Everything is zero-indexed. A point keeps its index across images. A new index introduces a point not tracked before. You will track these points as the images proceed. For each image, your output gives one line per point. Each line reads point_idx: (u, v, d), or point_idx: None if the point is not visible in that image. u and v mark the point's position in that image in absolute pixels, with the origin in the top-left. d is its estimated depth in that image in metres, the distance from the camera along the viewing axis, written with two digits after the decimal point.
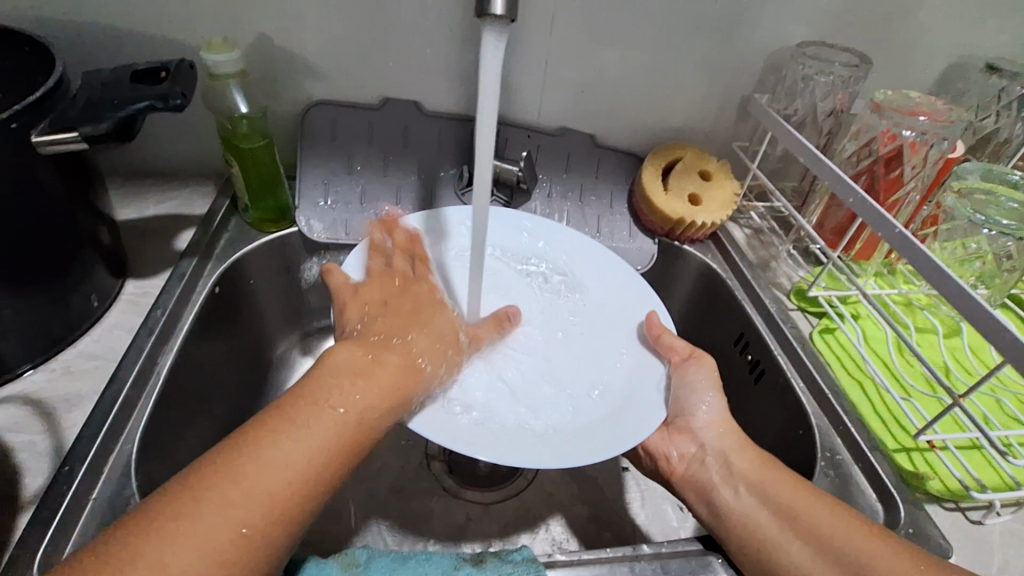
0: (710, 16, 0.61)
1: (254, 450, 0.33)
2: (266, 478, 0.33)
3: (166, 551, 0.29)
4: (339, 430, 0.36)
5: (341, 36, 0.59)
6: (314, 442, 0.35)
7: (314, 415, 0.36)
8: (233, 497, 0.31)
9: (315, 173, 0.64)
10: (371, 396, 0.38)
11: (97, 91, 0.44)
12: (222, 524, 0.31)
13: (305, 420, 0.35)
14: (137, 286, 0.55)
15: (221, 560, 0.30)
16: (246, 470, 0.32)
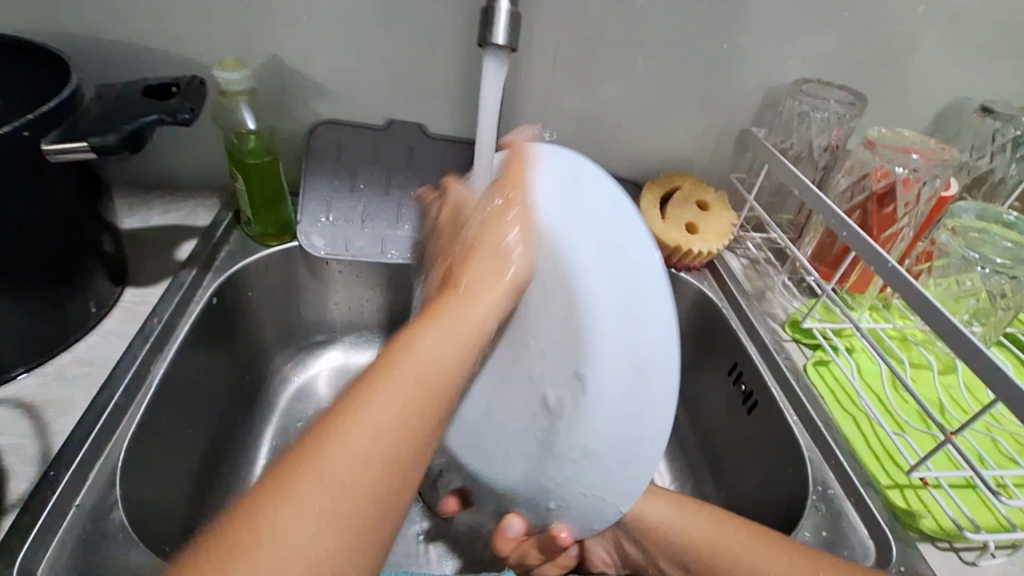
0: (708, 51, 0.63)
1: (350, 424, 0.32)
2: (382, 418, 0.33)
3: (347, 443, 0.31)
4: (471, 339, 0.38)
5: (351, 60, 0.61)
6: (394, 410, 0.33)
7: (458, 321, 0.38)
8: (367, 429, 0.32)
9: (320, 190, 0.65)
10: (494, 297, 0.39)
11: (108, 104, 0.45)
12: (368, 445, 0.31)
13: (416, 349, 0.36)
14: (136, 294, 0.56)
15: (375, 456, 0.31)
16: (367, 412, 0.33)
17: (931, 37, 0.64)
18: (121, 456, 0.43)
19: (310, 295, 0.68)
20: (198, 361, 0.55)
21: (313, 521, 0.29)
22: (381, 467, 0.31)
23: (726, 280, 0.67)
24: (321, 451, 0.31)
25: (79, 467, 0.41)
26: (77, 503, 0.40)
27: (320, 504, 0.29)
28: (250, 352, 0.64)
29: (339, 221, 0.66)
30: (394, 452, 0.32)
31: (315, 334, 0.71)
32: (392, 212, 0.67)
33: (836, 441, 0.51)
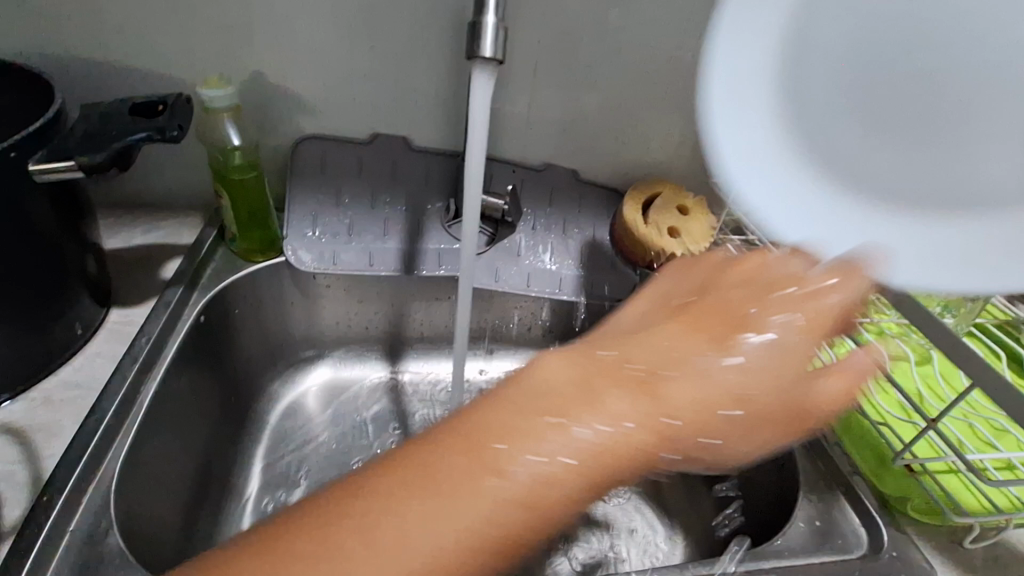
0: (684, 62, 0.66)
1: (426, 498, 0.30)
2: (465, 510, 0.30)
3: (401, 524, 0.29)
4: (540, 483, 0.31)
5: (333, 75, 0.62)
6: (485, 510, 0.30)
7: (527, 435, 0.31)
8: (434, 513, 0.29)
9: (305, 205, 0.65)
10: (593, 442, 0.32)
11: (95, 124, 0.45)
12: (428, 539, 0.29)
13: (468, 475, 0.30)
14: (122, 314, 0.55)
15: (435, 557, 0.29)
16: (445, 487, 0.30)
17: None
18: (114, 478, 0.42)
19: (297, 311, 0.68)
20: (188, 379, 0.54)
21: (422, 529, 0.29)
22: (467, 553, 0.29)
23: None
24: (382, 515, 0.30)
25: (71, 491, 0.41)
26: (71, 528, 0.39)
27: (436, 543, 0.29)
28: (237, 371, 0.63)
29: (325, 235, 0.65)
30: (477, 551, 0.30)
31: (303, 350, 0.70)
32: (378, 225, 0.67)
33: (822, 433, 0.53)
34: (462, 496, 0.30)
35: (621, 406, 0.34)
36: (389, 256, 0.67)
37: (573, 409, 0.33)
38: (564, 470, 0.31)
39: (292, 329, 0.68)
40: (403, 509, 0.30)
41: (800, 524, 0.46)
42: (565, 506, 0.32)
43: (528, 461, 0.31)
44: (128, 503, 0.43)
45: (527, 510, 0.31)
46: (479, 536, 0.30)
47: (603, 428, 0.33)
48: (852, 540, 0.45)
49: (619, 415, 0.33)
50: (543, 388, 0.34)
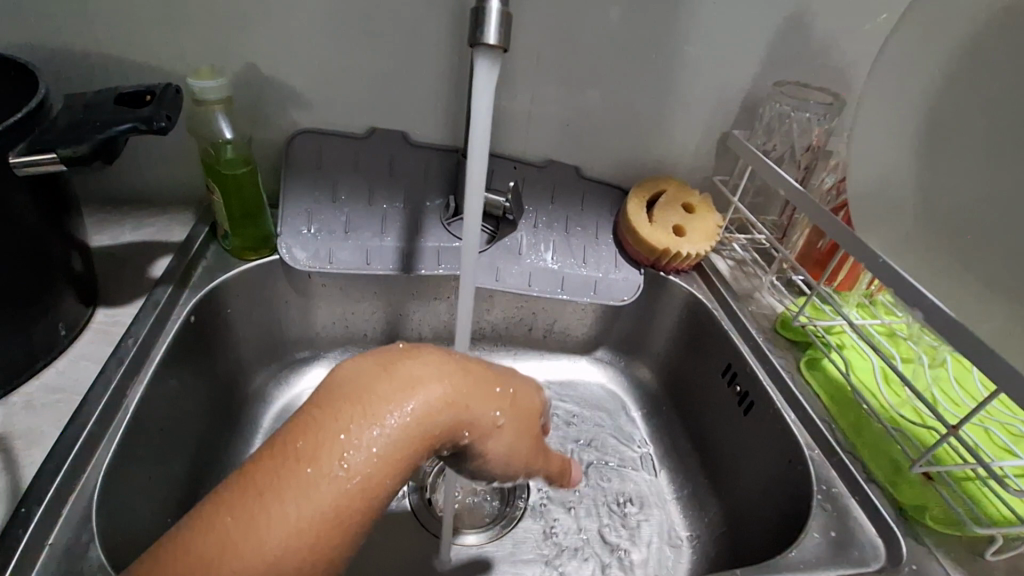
0: (690, 56, 0.64)
1: (273, 513, 0.28)
2: (265, 532, 0.27)
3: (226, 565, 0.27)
4: (342, 492, 0.29)
5: (329, 66, 0.60)
6: (285, 528, 0.28)
7: (321, 450, 0.29)
8: (242, 545, 0.27)
9: (300, 201, 0.63)
10: (386, 451, 0.30)
11: (78, 114, 0.42)
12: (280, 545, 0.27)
13: (328, 472, 0.29)
14: (108, 314, 0.53)
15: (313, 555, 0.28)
16: (271, 511, 0.28)
17: None
18: (97, 488, 0.40)
19: (292, 311, 0.66)
20: (177, 382, 0.52)
21: (280, 537, 0.27)
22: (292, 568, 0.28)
23: (713, 281, 0.68)
24: (265, 523, 0.28)
25: (51, 502, 0.39)
26: (50, 541, 0.37)
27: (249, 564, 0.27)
28: (230, 373, 0.61)
29: (321, 232, 0.63)
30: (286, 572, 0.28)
31: (297, 351, 0.68)
32: (375, 223, 0.65)
33: (835, 439, 0.52)
34: (280, 495, 0.28)
35: (434, 391, 0.33)
36: (386, 254, 0.65)
37: (378, 393, 0.32)
38: (378, 456, 0.30)
39: (287, 330, 0.67)
40: (267, 525, 0.28)
41: (816, 535, 0.45)
42: (378, 497, 0.30)
43: (349, 453, 0.30)
44: (112, 513, 0.41)
45: (352, 496, 0.29)
46: (320, 518, 0.28)
47: (420, 411, 0.32)
48: (869, 552, 0.44)
49: (421, 395, 0.32)
50: (343, 383, 0.32)
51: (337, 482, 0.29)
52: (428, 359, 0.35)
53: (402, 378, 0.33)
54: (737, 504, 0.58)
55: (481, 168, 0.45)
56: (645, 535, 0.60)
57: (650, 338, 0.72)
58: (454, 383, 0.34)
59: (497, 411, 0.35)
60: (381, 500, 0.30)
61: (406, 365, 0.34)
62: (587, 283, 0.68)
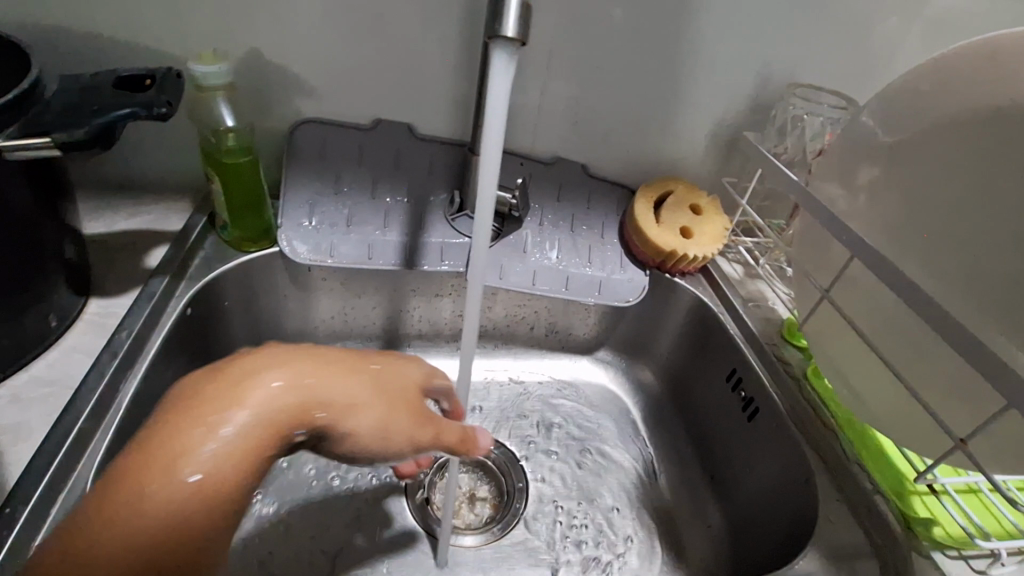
0: (703, 55, 0.62)
1: (113, 527, 0.26)
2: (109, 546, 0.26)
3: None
4: (185, 493, 0.27)
5: (334, 55, 0.58)
6: (126, 539, 0.26)
7: (155, 456, 0.28)
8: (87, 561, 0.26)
9: (300, 193, 0.62)
10: (229, 445, 0.29)
11: (74, 97, 0.41)
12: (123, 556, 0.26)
13: (164, 479, 0.27)
14: (101, 305, 0.51)
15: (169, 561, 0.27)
16: (112, 528, 0.26)
17: (910, 47, 0.65)
18: (89, 487, 0.39)
19: (290, 304, 0.64)
20: (172, 376, 0.51)
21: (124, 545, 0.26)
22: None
23: (720, 284, 0.67)
24: (106, 537, 0.26)
25: (41, 501, 0.37)
26: (39, 541, 0.36)
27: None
28: (227, 367, 0.60)
29: (322, 225, 0.62)
30: None
31: (295, 345, 0.67)
32: (378, 217, 0.63)
33: (842, 448, 0.51)
34: (119, 507, 0.27)
35: (277, 380, 0.31)
36: (389, 249, 0.63)
37: (216, 391, 0.30)
38: (219, 452, 0.28)
39: (285, 323, 0.65)
40: (106, 540, 0.26)
41: (822, 545, 0.45)
42: (235, 492, 0.29)
43: (186, 455, 0.28)
44: None
45: (198, 496, 0.28)
46: (180, 521, 0.27)
47: (262, 400, 0.30)
48: (874, 562, 0.44)
49: (264, 385, 0.31)
50: (183, 390, 0.31)
51: (173, 485, 0.27)
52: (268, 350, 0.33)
53: (237, 377, 0.31)
54: (740, 511, 0.57)
55: (495, 163, 0.43)
56: (646, 539, 0.59)
57: (653, 340, 0.71)
58: (301, 369, 0.32)
59: (355, 388, 0.33)
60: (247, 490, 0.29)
61: (246, 361, 0.32)
62: (591, 282, 0.67)
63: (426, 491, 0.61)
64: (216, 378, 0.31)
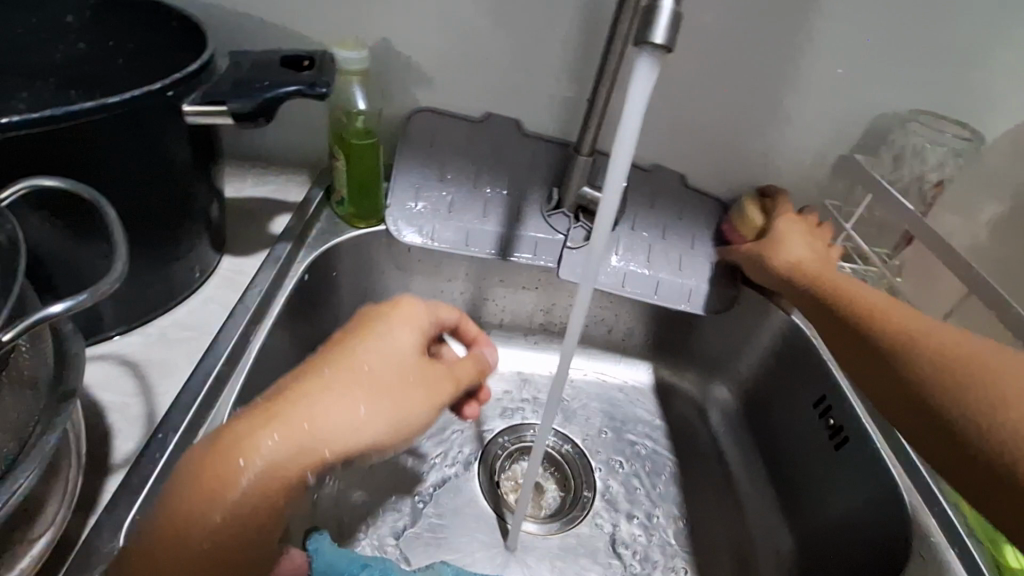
0: (822, 74, 0.62)
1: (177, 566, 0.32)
2: None
3: None
4: (231, 533, 0.33)
5: (459, 49, 0.61)
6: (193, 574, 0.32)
7: (199, 514, 0.33)
8: None
9: (409, 178, 0.65)
10: (258, 494, 0.34)
11: (245, 71, 0.45)
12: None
13: (208, 526, 0.33)
14: (232, 263, 0.55)
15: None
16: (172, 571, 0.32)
17: None
18: (222, 425, 0.43)
19: (388, 281, 0.68)
20: (287, 335, 0.55)
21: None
22: None
23: None
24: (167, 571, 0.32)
25: (185, 431, 0.42)
26: None
27: None
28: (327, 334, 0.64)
29: (427, 210, 0.65)
30: None
31: None
32: (479, 207, 0.66)
33: (941, 491, 0.49)
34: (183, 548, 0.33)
35: (271, 440, 0.35)
36: (486, 239, 0.66)
37: (227, 458, 0.34)
38: (248, 499, 0.34)
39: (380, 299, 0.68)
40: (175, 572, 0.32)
41: None
42: (275, 520, 0.35)
43: (216, 507, 0.33)
44: None
45: (239, 538, 0.34)
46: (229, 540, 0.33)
47: (273, 451, 0.35)
48: None
49: (266, 441, 0.35)
50: (203, 449, 0.35)
51: (210, 529, 0.33)
52: (253, 409, 0.36)
53: (259, 422, 0.36)
54: (819, 540, 0.56)
55: (623, 165, 0.44)
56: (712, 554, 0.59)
57: (735, 357, 0.71)
58: (309, 391, 0.37)
59: (345, 418, 0.37)
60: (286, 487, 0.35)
61: (269, 402, 0.37)
62: (680, 291, 0.67)
63: (498, 477, 0.63)
64: (226, 446, 0.35)
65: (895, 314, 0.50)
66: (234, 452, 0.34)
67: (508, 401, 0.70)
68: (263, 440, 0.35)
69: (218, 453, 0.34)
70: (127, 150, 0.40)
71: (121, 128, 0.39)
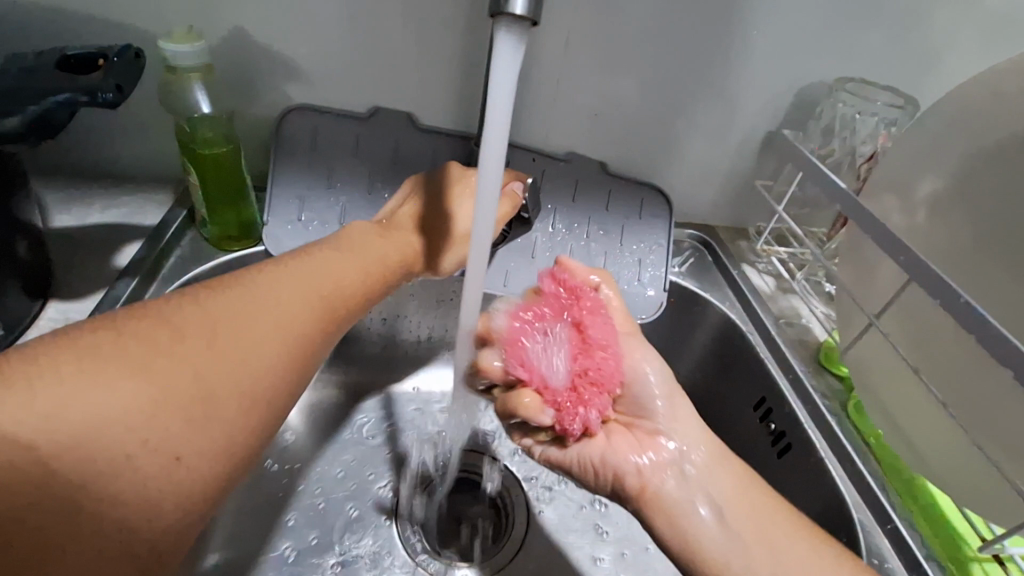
0: (741, 40, 0.55)
1: (127, 377, 0.29)
2: (100, 411, 0.27)
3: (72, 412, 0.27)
4: (192, 384, 0.31)
5: (328, 34, 0.52)
6: (134, 401, 0.29)
7: (163, 357, 0.31)
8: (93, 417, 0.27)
9: (290, 186, 0.56)
10: (232, 365, 0.33)
11: (14, 80, 0.35)
12: (124, 427, 0.28)
13: (168, 372, 0.30)
14: (60, 310, 0.46)
15: (177, 410, 0.30)
16: (127, 372, 0.29)
17: (971, 40, 0.57)
18: None
19: None
20: None
21: (134, 390, 0.29)
22: (144, 426, 0.29)
23: (752, 299, 0.61)
24: (111, 384, 0.28)
25: None
26: None
27: (114, 392, 0.28)
28: None
29: (312, 222, 0.56)
30: (152, 448, 0.29)
31: None
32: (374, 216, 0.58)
33: (889, 501, 0.45)
34: (141, 371, 0.29)
35: (265, 319, 0.36)
36: None
37: (220, 321, 0.34)
38: (225, 365, 0.33)
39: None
40: (112, 402, 0.28)
41: None
42: (236, 409, 0.32)
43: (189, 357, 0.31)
44: None
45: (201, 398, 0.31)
46: (165, 406, 0.30)
47: (267, 329, 0.35)
48: None
49: (258, 322, 0.35)
50: (182, 308, 0.34)
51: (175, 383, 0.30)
52: (241, 290, 0.36)
53: (245, 288, 0.37)
54: None
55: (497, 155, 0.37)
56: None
57: (674, 360, 0.65)
58: (272, 274, 0.39)
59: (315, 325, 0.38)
60: (240, 367, 0.33)
61: (240, 280, 0.37)
62: None
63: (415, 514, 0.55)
64: (208, 318, 0.34)
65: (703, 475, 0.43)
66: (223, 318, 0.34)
67: (427, 425, 0.62)
68: (261, 318, 0.36)
69: (200, 317, 0.34)
70: None
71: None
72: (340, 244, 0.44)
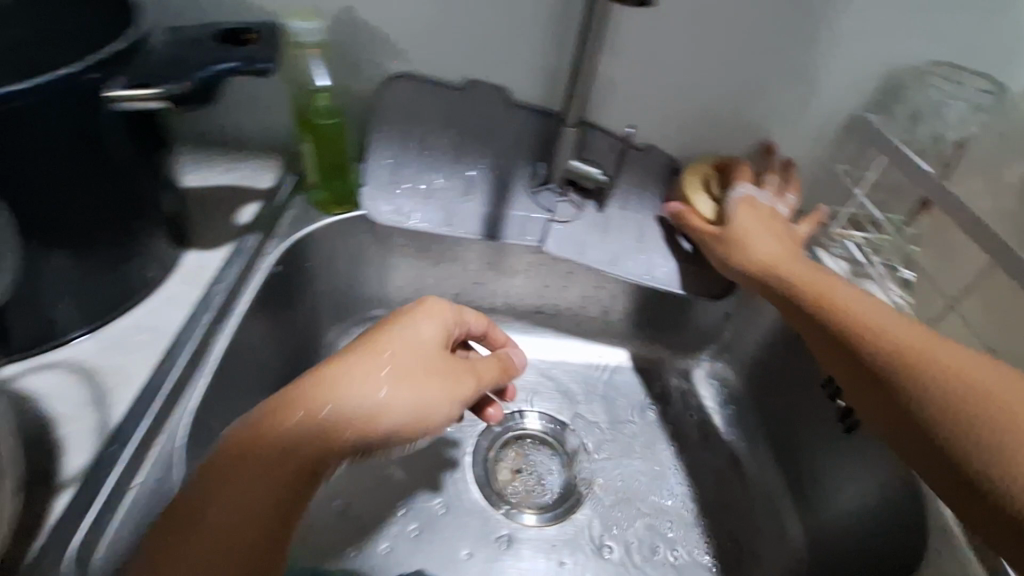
0: (829, 20, 0.56)
1: (236, 478, 0.35)
2: (216, 513, 0.34)
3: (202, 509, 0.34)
4: (273, 476, 0.35)
5: (430, 13, 0.56)
6: (241, 503, 0.34)
7: (278, 433, 0.36)
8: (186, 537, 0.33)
9: (387, 155, 0.61)
10: (262, 488, 0.35)
11: (182, 48, 0.40)
12: (231, 511, 0.34)
13: (241, 480, 0.35)
14: (196, 257, 0.52)
15: (274, 499, 0.35)
16: (205, 509, 0.34)
17: None
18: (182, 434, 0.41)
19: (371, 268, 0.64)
20: (258, 332, 0.52)
21: (228, 508, 0.34)
22: (252, 515, 0.34)
23: None
24: (217, 490, 0.34)
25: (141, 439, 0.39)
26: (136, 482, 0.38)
27: (234, 500, 0.34)
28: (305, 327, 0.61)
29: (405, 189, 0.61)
30: (259, 533, 0.34)
31: (372, 310, 0.67)
32: (461, 186, 0.62)
33: None
34: (232, 485, 0.34)
35: (355, 402, 0.37)
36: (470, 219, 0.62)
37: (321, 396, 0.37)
38: (288, 471, 0.35)
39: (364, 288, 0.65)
40: (240, 481, 0.35)
41: None
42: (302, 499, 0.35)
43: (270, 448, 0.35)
44: (194, 459, 0.42)
45: (275, 495, 0.35)
46: (232, 543, 0.33)
47: (338, 419, 0.37)
48: None
49: (354, 399, 0.37)
50: (281, 411, 0.37)
51: (262, 483, 0.35)
52: (344, 363, 0.39)
53: (352, 366, 0.39)
54: None
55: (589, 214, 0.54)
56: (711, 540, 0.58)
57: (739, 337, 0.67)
58: (355, 359, 0.39)
59: (378, 397, 0.38)
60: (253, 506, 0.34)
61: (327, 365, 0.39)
62: (669, 274, 0.64)
63: (494, 466, 0.61)
64: (305, 396, 0.37)
65: (855, 306, 0.48)
66: (320, 408, 0.37)
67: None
68: (356, 385, 0.38)
69: (293, 408, 0.37)
70: (52, 147, 0.36)
71: (53, 112, 0.35)
72: (399, 340, 0.41)
